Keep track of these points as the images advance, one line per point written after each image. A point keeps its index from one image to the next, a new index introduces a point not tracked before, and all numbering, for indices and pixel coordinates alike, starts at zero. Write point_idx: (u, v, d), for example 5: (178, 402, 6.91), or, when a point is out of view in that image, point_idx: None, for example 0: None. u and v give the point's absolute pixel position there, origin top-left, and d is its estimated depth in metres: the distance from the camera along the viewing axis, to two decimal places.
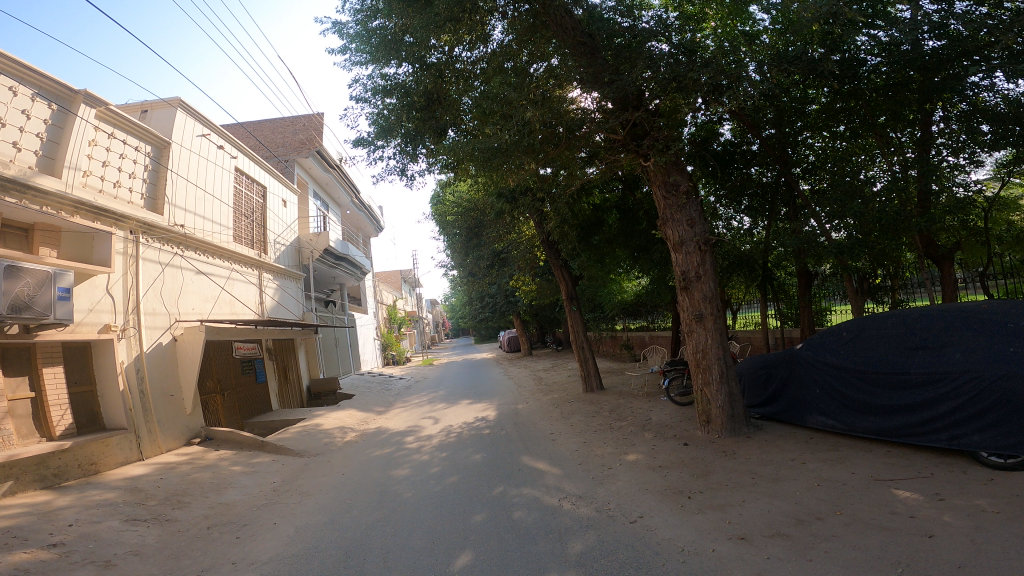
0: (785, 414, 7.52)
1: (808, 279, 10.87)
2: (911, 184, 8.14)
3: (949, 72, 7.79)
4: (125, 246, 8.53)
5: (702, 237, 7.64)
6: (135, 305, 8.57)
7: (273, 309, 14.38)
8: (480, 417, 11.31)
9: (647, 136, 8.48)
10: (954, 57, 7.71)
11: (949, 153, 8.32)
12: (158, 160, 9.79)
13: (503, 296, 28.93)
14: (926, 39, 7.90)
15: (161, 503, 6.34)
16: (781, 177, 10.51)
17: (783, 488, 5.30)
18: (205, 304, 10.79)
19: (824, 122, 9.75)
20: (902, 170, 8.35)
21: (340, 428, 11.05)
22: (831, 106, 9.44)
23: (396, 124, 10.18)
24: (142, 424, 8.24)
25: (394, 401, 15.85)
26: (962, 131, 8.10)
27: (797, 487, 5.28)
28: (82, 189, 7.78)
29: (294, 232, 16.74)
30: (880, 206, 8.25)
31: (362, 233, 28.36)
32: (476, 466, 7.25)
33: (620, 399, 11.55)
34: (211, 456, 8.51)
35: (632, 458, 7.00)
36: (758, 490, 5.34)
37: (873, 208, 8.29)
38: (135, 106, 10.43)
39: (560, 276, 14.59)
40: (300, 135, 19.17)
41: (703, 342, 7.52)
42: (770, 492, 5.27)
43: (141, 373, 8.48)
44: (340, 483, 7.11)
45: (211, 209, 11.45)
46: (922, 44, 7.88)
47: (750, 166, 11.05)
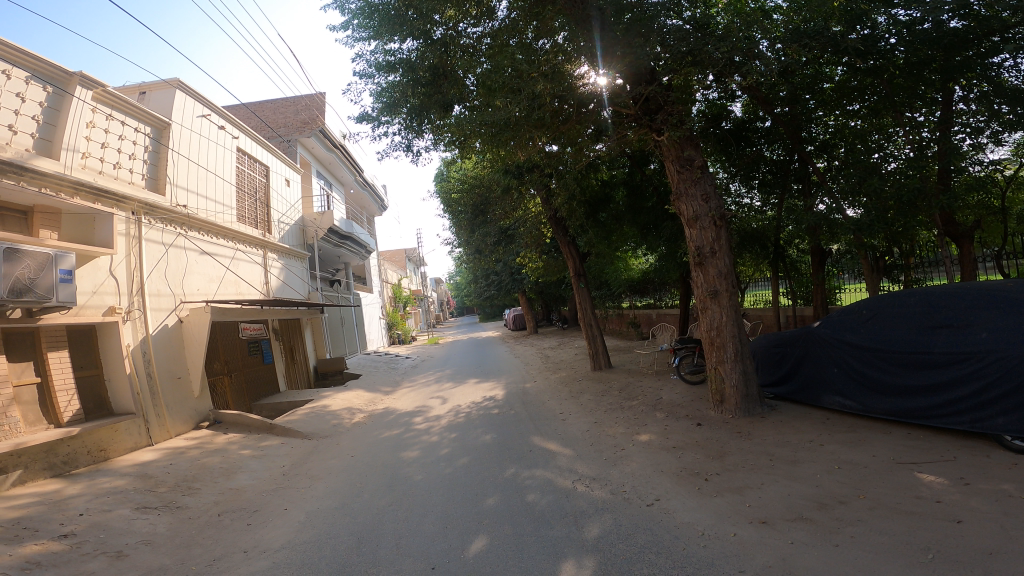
0: (799, 394, 7.40)
1: (821, 257, 10.66)
2: (931, 164, 7.91)
3: (970, 53, 7.52)
4: (127, 227, 8.38)
5: (718, 212, 7.40)
6: (139, 287, 8.46)
7: (279, 289, 14.30)
8: (488, 397, 11.26)
9: (661, 111, 8.13)
10: (978, 37, 7.41)
11: (969, 136, 7.79)
12: (158, 141, 9.57)
13: (508, 274, 28.79)
14: (949, 18, 7.50)
15: (172, 488, 6.32)
16: (792, 155, 10.32)
17: (802, 470, 5.20)
18: (210, 286, 10.68)
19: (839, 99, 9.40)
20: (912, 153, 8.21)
21: (348, 409, 11.04)
22: (847, 81, 9.11)
23: (401, 99, 9.66)
24: (150, 409, 8.22)
25: (401, 381, 15.87)
26: (983, 111, 7.62)
27: (816, 470, 5.18)
28: (82, 171, 7.62)
29: (297, 211, 16.50)
30: (890, 190, 7.97)
31: (366, 212, 28.07)
32: (486, 448, 7.19)
33: (629, 378, 11.46)
34: (220, 440, 8.49)
35: (644, 439, 6.92)
36: (776, 473, 5.24)
37: (886, 187, 8.00)
38: (134, 87, 10.19)
39: (567, 253, 14.35)
40: (302, 114, 18.76)
41: (718, 319, 7.36)
42: (788, 474, 5.17)
43: (148, 356, 8.44)
44: (350, 466, 7.08)
45: (214, 188, 11.26)
46: (945, 23, 7.51)
47: (761, 143, 10.69)
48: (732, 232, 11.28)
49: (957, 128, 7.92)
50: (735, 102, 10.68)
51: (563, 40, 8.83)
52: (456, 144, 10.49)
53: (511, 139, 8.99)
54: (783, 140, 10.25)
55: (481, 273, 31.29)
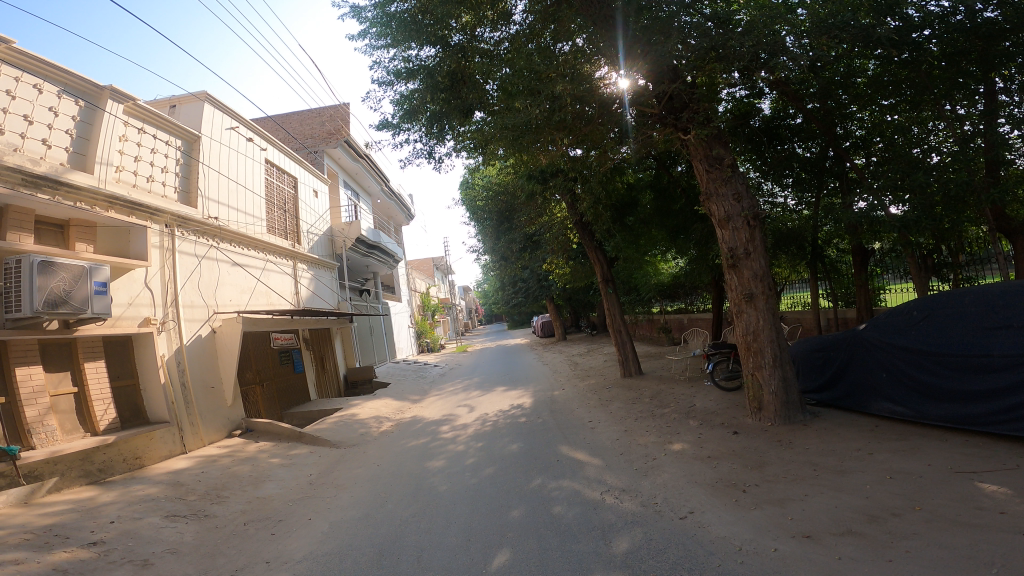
0: (846, 401, 6.96)
1: (864, 257, 10.27)
2: (979, 155, 7.46)
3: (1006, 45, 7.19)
4: (161, 239, 8.60)
5: (751, 212, 7.09)
6: (173, 298, 8.65)
7: (309, 299, 14.49)
8: (515, 404, 11.10)
9: (687, 109, 7.86)
10: (1016, 27, 7.00)
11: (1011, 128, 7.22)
12: (189, 154, 9.83)
13: (536, 281, 28.62)
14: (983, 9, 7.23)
15: (201, 497, 6.37)
16: (828, 150, 9.86)
17: (849, 481, 4.85)
18: (241, 296, 10.87)
19: (870, 96, 8.86)
20: (954, 148, 7.68)
21: (376, 418, 11.04)
22: (880, 79, 8.58)
23: (421, 106, 9.77)
24: (184, 417, 8.36)
25: (429, 389, 15.83)
26: None
27: (865, 481, 4.81)
28: (115, 184, 7.88)
29: (326, 222, 16.76)
30: (935, 190, 7.59)
31: (393, 221, 28.38)
32: (513, 457, 7.02)
33: (660, 384, 11.11)
34: (250, 448, 8.57)
35: (677, 448, 6.63)
36: (820, 484, 4.89)
37: (926, 185, 7.60)
38: (164, 101, 10.53)
39: (594, 259, 14.08)
40: (327, 127, 19.10)
41: (754, 323, 7.02)
42: (835, 485, 4.82)
43: (182, 365, 8.60)
44: (375, 476, 7.01)
45: (244, 201, 11.51)
46: (980, 14, 7.22)
47: (794, 140, 10.29)
48: (766, 232, 10.82)
49: (1002, 120, 7.36)
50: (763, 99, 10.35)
51: (582, 41, 8.67)
52: (478, 149, 10.44)
53: (533, 142, 8.86)
54: (816, 136, 9.86)
55: (508, 280, 31.16)
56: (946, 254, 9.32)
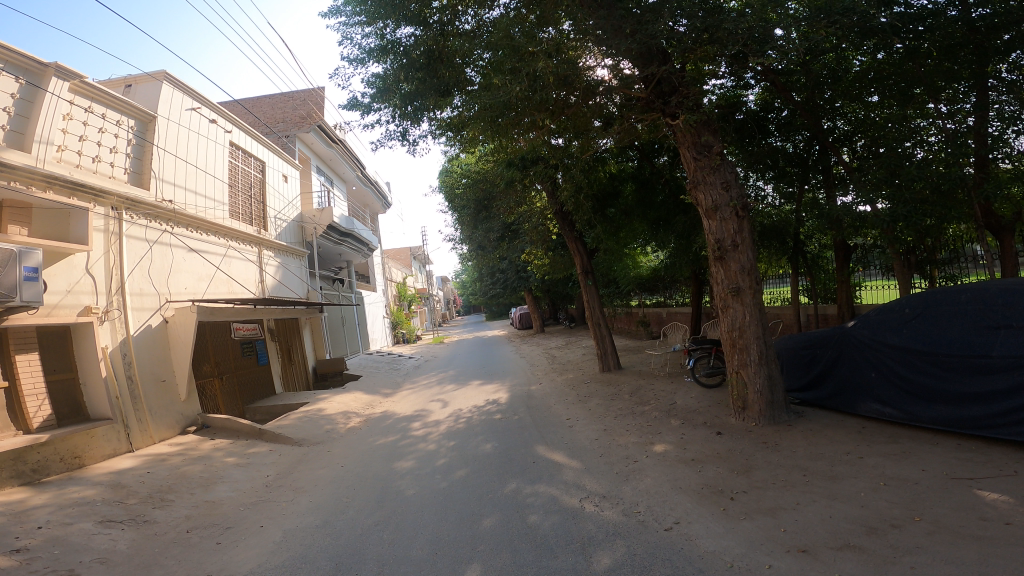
0: (833, 400, 6.73)
1: (846, 253, 10.10)
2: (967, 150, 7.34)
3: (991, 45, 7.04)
4: (105, 223, 7.87)
5: (739, 202, 6.77)
6: (118, 285, 7.96)
7: (274, 288, 13.78)
8: (491, 400, 10.68)
9: (676, 93, 7.44)
10: (1005, 24, 6.80)
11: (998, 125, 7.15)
12: (142, 135, 9.07)
13: (514, 272, 28.20)
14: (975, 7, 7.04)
15: (143, 500, 5.80)
16: (813, 144, 9.64)
17: (843, 488, 4.58)
18: (199, 284, 10.18)
19: (857, 90, 8.68)
20: (943, 145, 7.47)
21: (344, 413, 10.50)
22: (861, 74, 8.60)
23: (394, 86, 9.13)
24: (130, 413, 7.71)
25: (403, 383, 15.30)
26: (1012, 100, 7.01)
27: (858, 488, 4.56)
28: (56, 164, 7.16)
29: (296, 208, 16.02)
30: (923, 192, 7.39)
31: (370, 209, 27.60)
32: (487, 458, 6.61)
33: (640, 380, 10.84)
34: (205, 446, 7.98)
35: (659, 450, 6.32)
36: (813, 491, 4.62)
37: (911, 182, 7.40)
38: (119, 80, 9.70)
39: (575, 250, 13.67)
40: (300, 109, 18.25)
41: (740, 319, 6.72)
42: (829, 493, 4.54)
43: (128, 358, 7.94)
44: (338, 478, 6.53)
45: (203, 184, 10.75)
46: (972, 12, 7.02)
47: (775, 136, 10.02)
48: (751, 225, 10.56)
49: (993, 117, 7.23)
50: (749, 92, 10.18)
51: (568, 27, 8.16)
52: (457, 134, 9.90)
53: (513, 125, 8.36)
54: (799, 129, 9.63)
55: (486, 271, 30.61)
56: (926, 252, 9.17)
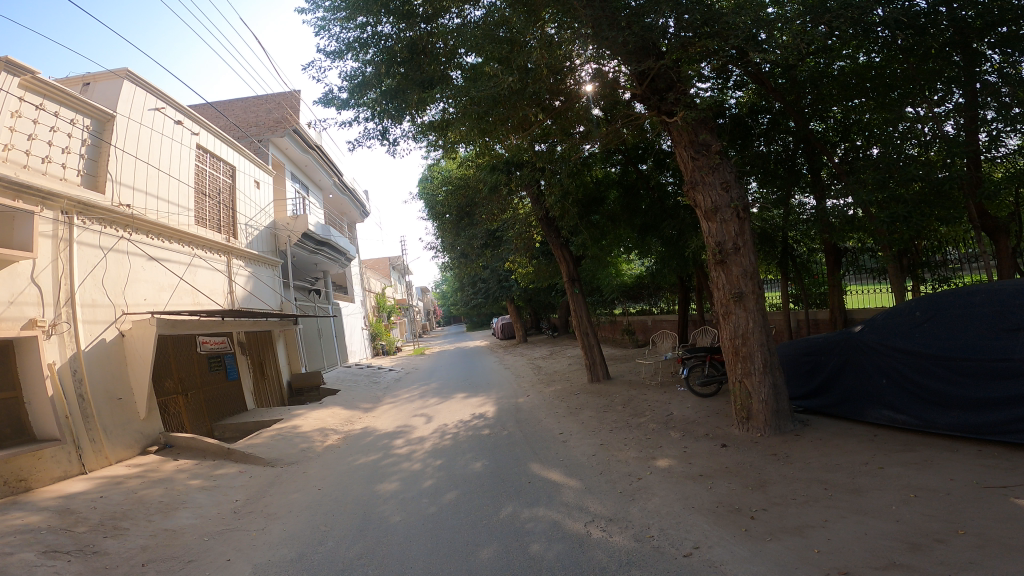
0: (839, 408, 6.44)
1: (837, 256, 9.90)
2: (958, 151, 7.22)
3: (971, 49, 7.07)
4: (54, 228, 7.21)
5: (740, 203, 6.49)
6: (67, 297, 7.29)
7: (245, 299, 13.07)
8: (476, 414, 10.17)
9: (672, 89, 7.32)
10: (984, 28, 6.91)
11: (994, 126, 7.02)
12: (99, 135, 8.44)
13: (496, 281, 27.83)
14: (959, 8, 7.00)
15: (94, 527, 5.10)
16: (798, 147, 9.48)
17: (870, 503, 4.27)
18: (159, 295, 9.49)
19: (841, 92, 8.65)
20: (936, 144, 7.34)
21: (321, 431, 9.87)
22: (841, 80, 8.60)
23: (375, 81, 8.66)
24: (82, 432, 7.00)
25: (383, 396, 14.67)
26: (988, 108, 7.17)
27: (885, 502, 4.27)
28: (1, 163, 6.52)
29: (268, 215, 15.34)
30: (915, 192, 7.35)
31: (346, 217, 26.87)
32: (478, 478, 6.12)
33: (630, 390, 10.48)
34: (167, 467, 7.28)
35: (663, 465, 5.93)
36: (839, 507, 4.33)
37: (905, 183, 7.30)
38: (75, 77, 9.03)
39: (560, 258, 13.26)
40: (274, 113, 17.61)
41: (743, 326, 6.40)
42: (857, 509, 4.22)
43: (79, 375, 7.23)
44: (317, 502, 5.95)
45: (166, 188, 10.07)
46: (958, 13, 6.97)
47: (761, 142, 9.84)
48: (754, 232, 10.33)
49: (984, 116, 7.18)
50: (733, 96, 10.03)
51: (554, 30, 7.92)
52: (440, 136, 9.48)
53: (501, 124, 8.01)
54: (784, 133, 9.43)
55: (467, 280, 30.11)
56: (921, 254, 9.11)
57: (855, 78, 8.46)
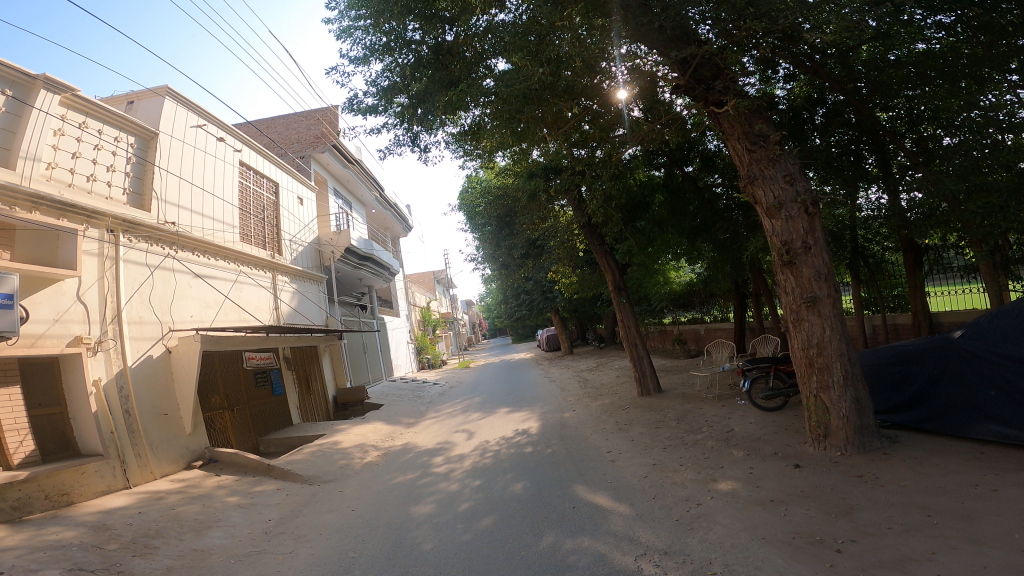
0: (933, 424, 5.59)
1: (916, 254, 8.86)
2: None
3: None
4: (100, 247, 7.37)
5: (808, 197, 5.79)
6: (114, 314, 7.40)
7: (290, 315, 13.21)
8: (519, 430, 9.69)
9: (719, 77, 6.71)
10: None
11: None
12: (143, 154, 8.69)
13: (540, 292, 27.42)
14: None
15: (125, 546, 4.97)
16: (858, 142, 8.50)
17: (989, 534, 3.56)
18: (206, 311, 9.62)
19: (891, 85, 7.69)
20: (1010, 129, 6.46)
21: (361, 447, 9.67)
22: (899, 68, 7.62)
23: (403, 86, 8.47)
24: (127, 447, 7.03)
25: (426, 411, 14.45)
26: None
27: (1007, 533, 3.56)
28: (44, 182, 6.74)
29: (312, 231, 15.57)
30: (1001, 181, 6.45)
31: (389, 233, 27.26)
32: (518, 501, 5.65)
33: (685, 404, 9.72)
34: (207, 483, 7.21)
35: (726, 488, 5.28)
36: (948, 537, 3.65)
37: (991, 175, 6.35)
38: (120, 97, 9.38)
39: (604, 265, 12.49)
40: (315, 131, 18.00)
41: (818, 334, 5.67)
42: (975, 542, 3.52)
43: (126, 391, 7.30)
44: (349, 523, 5.64)
45: (211, 207, 10.28)
46: None
47: (816, 138, 8.82)
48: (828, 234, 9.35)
49: None
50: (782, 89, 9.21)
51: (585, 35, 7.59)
52: (473, 142, 9.20)
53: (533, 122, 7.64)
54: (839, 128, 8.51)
55: (510, 292, 29.79)
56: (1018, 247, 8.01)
57: (911, 67, 7.48)
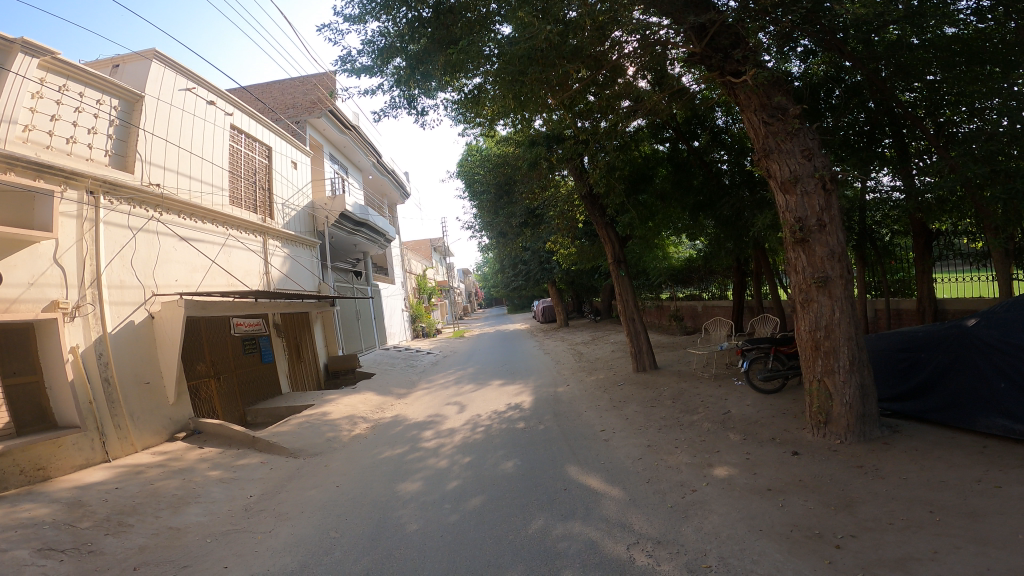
0: (938, 414, 5.42)
1: (926, 239, 8.60)
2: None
3: None
4: (80, 210, 7.02)
5: (827, 172, 5.47)
6: (93, 277, 7.10)
7: (281, 281, 12.90)
8: (512, 404, 9.57)
9: (738, 45, 6.26)
10: None
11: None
12: (128, 117, 8.24)
13: (537, 262, 27.10)
14: None
15: (99, 523, 4.81)
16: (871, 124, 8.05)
17: (996, 535, 3.41)
18: (192, 275, 9.31)
19: (912, 68, 7.08)
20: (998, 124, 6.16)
21: (350, 418, 9.54)
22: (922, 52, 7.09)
23: (399, 45, 7.96)
24: (107, 418, 6.85)
25: (418, 381, 14.35)
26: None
27: (1012, 532, 3.41)
28: (19, 143, 6.34)
29: (305, 196, 15.11)
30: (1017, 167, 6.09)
31: (387, 199, 26.71)
32: (507, 482, 5.51)
33: (680, 382, 9.59)
34: (190, 456, 7.06)
35: (722, 475, 5.13)
36: (953, 535, 3.49)
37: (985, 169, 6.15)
38: (106, 60, 8.90)
39: (604, 238, 12.17)
40: (310, 92, 17.32)
41: (826, 316, 5.44)
42: (980, 542, 3.36)
43: (105, 359, 7.06)
44: (333, 501, 5.50)
45: (199, 169, 9.86)
46: None
47: (827, 118, 8.30)
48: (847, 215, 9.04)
49: None
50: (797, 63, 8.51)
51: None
52: (472, 109, 8.74)
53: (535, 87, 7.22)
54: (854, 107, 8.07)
55: (507, 262, 29.48)
56: None
57: (936, 50, 6.91)
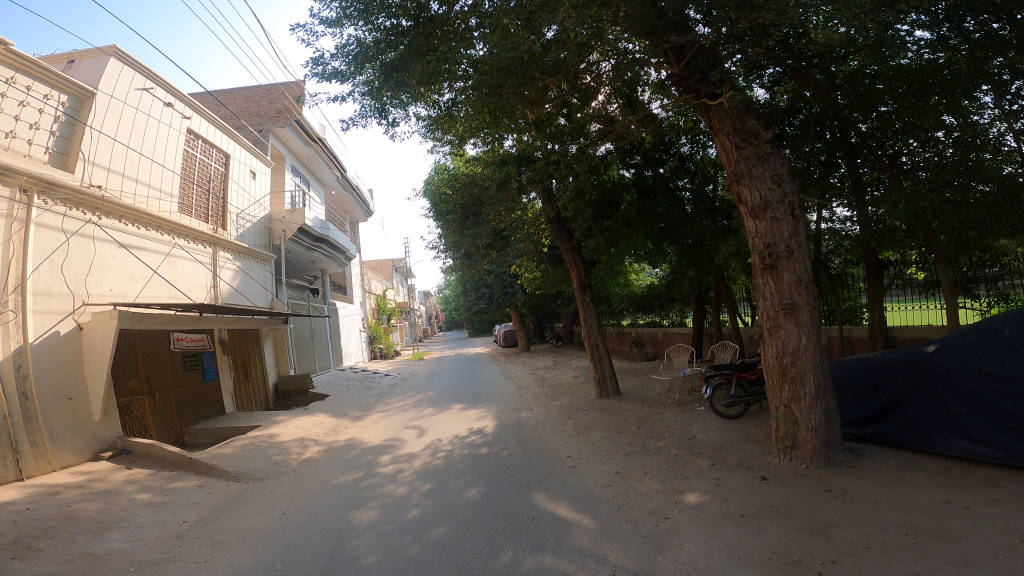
0: (901, 438, 5.49)
1: (879, 270, 9.09)
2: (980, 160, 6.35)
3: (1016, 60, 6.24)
4: (10, 208, 6.40)
5: (795, 199, 5.58)
6: (17, 282, 6.43)
7: (230, 295, 12.18)
8: (474, 428, 9.23)
9: (715, 70, 6.40)
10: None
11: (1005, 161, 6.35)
12: (75, 114, 7.71)
13: (500, 286, 26.96)
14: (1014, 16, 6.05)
15: (4, 548, 4.20)
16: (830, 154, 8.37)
17: (973, 555, 3.38)
18: (130, 285, 8.62)
19: (868, 99, 7.52)
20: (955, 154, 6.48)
21: (301, 440, 8.94)
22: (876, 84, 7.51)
23: (373, 52, 7.80)
24: (21, 435, 6.11)
25: (374, 404, 13.74)
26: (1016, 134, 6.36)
27: (987, 552, 3.40)
28: None
29: (263, 207, 14.52)
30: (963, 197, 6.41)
31: (349, 216, 26.12)
32: (472, 508, 5.18)
33: (645, 408, 9.51)
34: (116, 478, 6.36)
35: (693, 501, 4.99)
36: (931, 557, 3.45)
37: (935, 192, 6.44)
38: (60, 55, 8.37)
39: (571, 262, 12.12)
40: (275, 103, 16.90)
41: (793, 342, 5.48)
42: (959, 563, 3.32)
43: (24, 371, 6.35)
44: (281, 528, 5.02)
45: (148, 172, 9.27)
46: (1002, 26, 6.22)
47: (788, 146, 8.60)
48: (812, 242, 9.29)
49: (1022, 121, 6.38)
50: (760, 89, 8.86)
51: None
52: (444, 123, 8.62)
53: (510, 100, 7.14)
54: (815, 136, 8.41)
55: (470, 285, 29.22)
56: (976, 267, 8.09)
57: (888, 85, 7.31)
